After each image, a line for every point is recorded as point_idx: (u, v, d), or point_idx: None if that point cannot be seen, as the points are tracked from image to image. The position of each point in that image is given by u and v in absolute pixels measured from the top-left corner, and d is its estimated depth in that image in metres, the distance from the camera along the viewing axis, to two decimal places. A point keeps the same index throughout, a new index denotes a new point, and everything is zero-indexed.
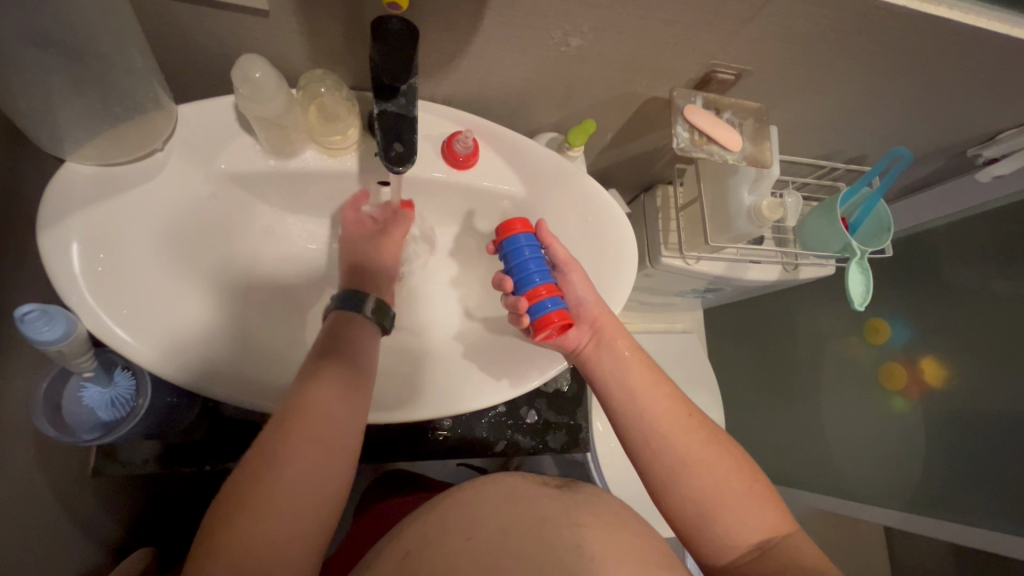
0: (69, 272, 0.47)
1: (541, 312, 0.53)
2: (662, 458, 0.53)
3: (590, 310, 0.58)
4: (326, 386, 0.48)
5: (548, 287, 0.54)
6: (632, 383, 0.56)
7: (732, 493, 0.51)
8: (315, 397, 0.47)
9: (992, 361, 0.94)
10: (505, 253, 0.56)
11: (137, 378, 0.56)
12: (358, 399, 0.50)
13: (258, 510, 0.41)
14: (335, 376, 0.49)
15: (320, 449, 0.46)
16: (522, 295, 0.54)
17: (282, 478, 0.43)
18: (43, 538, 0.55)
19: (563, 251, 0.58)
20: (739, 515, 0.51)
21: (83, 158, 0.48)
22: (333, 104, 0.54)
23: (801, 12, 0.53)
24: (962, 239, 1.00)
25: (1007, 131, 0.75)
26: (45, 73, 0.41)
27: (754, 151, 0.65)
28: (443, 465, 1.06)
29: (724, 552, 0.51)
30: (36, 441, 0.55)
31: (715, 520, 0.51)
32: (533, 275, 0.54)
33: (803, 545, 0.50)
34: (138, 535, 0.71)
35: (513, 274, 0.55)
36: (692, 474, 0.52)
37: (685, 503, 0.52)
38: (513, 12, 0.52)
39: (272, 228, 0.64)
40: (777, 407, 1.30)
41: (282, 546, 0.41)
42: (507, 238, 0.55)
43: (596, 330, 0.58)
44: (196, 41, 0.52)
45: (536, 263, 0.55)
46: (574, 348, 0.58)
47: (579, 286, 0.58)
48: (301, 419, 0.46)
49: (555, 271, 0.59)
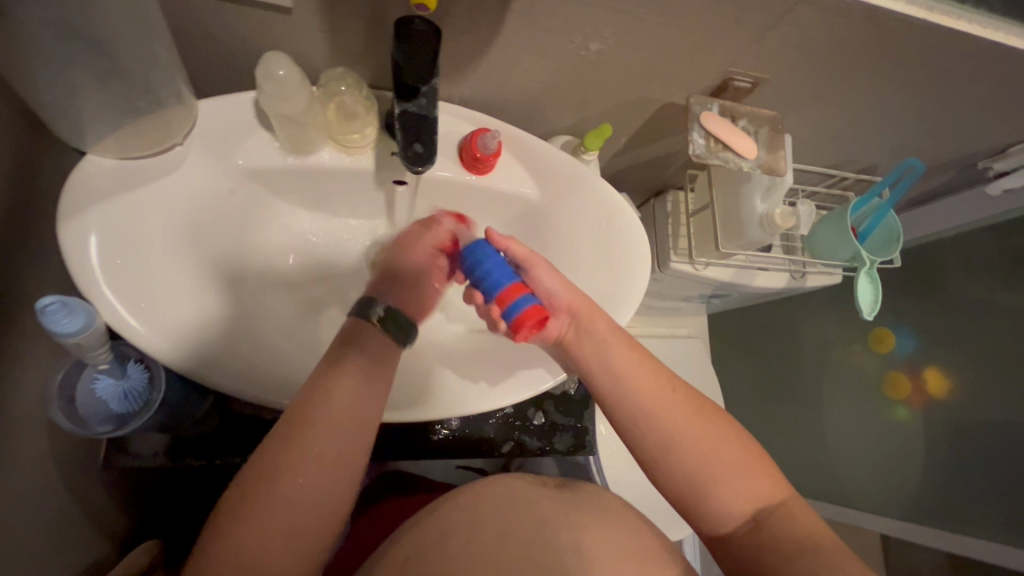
0: (87, 263, 0.47)
1: (515, 311, 0.51)
2: (649, 436, 0.52)
3: (562, 298, 0.57)
4: (344, 379, 0.47)
5: (516, 287, 0.52)
6: (613, 362, 0.55)
7: (724, 468, 0.51)
8: (330, 395, 0.46)
9: (997, 371, 0.94)
10: (468, 263, 0.55)
11: (150, 370, 0.56)
12: (374, 399, 0.48)
13: (264, 512, 0.41)
14: (352, 375, 0.48)
15: (327, 455, 0.44)
16: (492, 301, 0.53)
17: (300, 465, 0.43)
18: (52, 528, 0.55)
19: (522, 249, 0.58)
20: (734, 487, 0.50)
21: (103, 150, 0.49)
22: (352, 103, 0.55)
23: (822, 22, 0.53)
24: (968, 251, 1.01)
25: (1017, 145, 0.76)
26: (71, 65, 0.41)
27: (768, 159, 0.65)
28: (445, 465, 1.05)
29: (720, 523, 0.51)
30: (48, 431, 0.55)
31: (711, 495, 0.50)
32: (498, 278, 0.53)
33: (802, 513, 0.50)
34: (143, 526, 0.71)
35: (479, 282, 0.54)
36: (680, 449, 0.51)
37: (678, 477, 0.52)
38: (536, 15, 0.52)
39: (286, 224, 0.64)
40: (779, 413, 1.30)
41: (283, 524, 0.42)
42: (469, 249, 0.55)
43: (573, 316, 0.57)
44: (217, 36, 0.52)
45: (498, 268, 0.53)
46: (555, 338, 0.57)
47: (545, 278, 0.58)
48: (313, 418, 0.45)
49: (519, 270, 0.59)
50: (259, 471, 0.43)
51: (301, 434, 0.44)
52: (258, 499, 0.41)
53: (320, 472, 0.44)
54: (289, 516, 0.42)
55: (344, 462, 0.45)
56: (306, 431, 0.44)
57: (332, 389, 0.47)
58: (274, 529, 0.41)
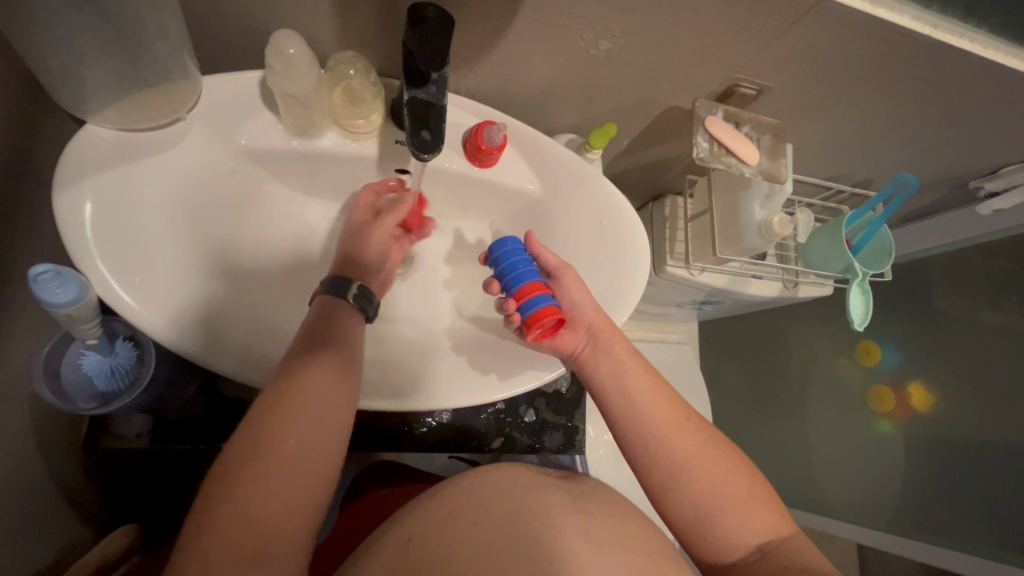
0: (81, 234, 0.46)
1: (532, 309, 0.52)
2: (660, 461, 0.53)
3: (586, 314, 0.58)
4: (322, 371, 0.48)
5: (538, 285, 0.53)
6: (627, 384, 0.56)
7: (730, 497, 0.51)
8: (305, 384, 0.47)
9: (981, 389, 0.96)
10: (496, 253, 0.55)
11: (139, 348, 0.55)
12: (348, 388, 0.49)
13: (241, 502, 0.40)
14: (328, 362, 0.49)
15: (306, 447, 0.44)
16: (511, 295, 0.53)
17: (280, 457, 0.43)
18: (30, 505, 0.54)
19: (553, 258, 0.58)
20: (738, 516, 0.51)
21: (104, 120, 0.48)
22: (359, 87, 0.54)
23: (829, 33, 0.54)
24: (956, 269, 1.02)
25: (1009, 166, 0.77)
26: (77, 31, 0.41)
27: (770, 166, 0.65)
28: (432, 459, 1.05)
29: (724, 552, 0.51)
30: (32, 405, 0.54)
31: (714, 522, 0.51)
32: (523, 274, 0.53)
33: (802, 545, 0.51)
34: (123, 509, 0.70)
35: (503, 276, 0.54)
36: (691, 477, 0.52)
37: (684, 506, 0.52)
38: (548, 10, 0.52)
39: (283, 207, 0.64)
40: (764, 422, 1.31)
41: (264, 519, 0.41)
42: (496, 242, 0.55)
43: (591, 334, 0.58)
44: (225, 12, 0.51)
45: (524, 265, 0.54)
46: (570, 352, 0.58)
47: (573, 291, 0.58)
48: (286, 406, 0.45)
49: (548, 278, 0.59)
50: (238, 462, 0.42)
51: (275, 422, 0.44)
52: (235, 489, 0.40)
53: (302, 465, 0.44)
54: (267, 505, 0.41)
55: (320, 451, 0.45)
56: (286, 425, 0.44)
57: (305, 379, 0.47)
58: (252, 520, 0.40)
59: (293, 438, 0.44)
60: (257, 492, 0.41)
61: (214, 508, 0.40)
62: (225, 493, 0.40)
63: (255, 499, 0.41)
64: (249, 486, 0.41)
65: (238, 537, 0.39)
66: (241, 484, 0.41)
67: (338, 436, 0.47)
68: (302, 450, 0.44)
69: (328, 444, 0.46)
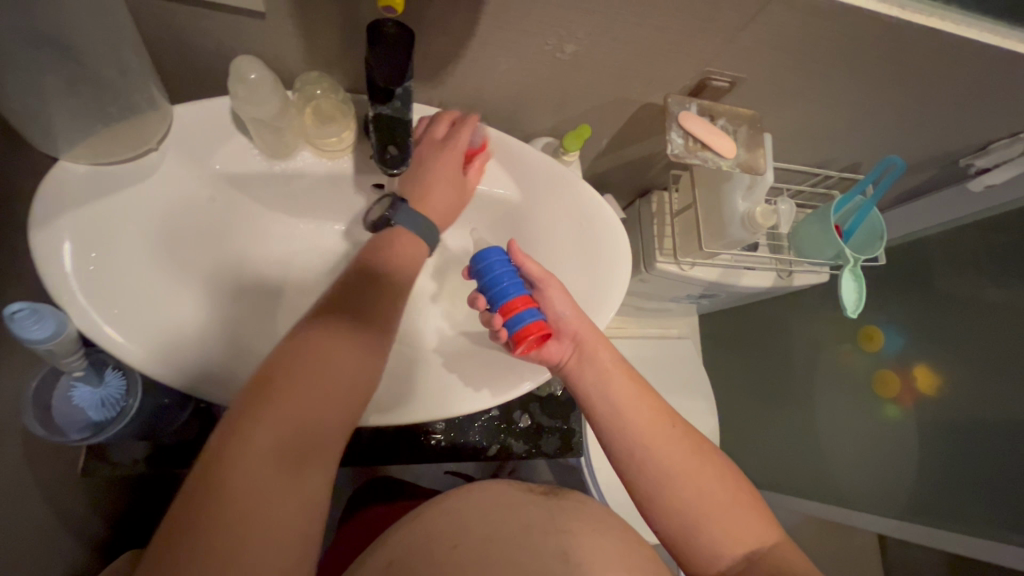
0: (62, 271, 0.47)
1: (519, 324, 0.52)
2: (647, 471, 0.52)
3: (571, 324, 0.57)
4: (343, 339, 0.47)
5: (524, 299, 0.53)
6: (613, 392, 0.56)
7: (718, 509, 0.51)
8: (331, 352, 0.45)
9: (987, 369, 0.94)
10: (477, 268, 0.54)
11: (128, 378, 0.56)
12: (370, 371, 0.48)
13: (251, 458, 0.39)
14: (352, 333, 0.48)
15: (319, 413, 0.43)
16: (497, 311, 0.53)
17: (292, 417, 0.42)
18: (33, 539, 0.55)
19: (537, 268, 0.56)
20: (725, 527, 0.50)
21: (76, 156, 0.49)
22: (328, 108, 0.55)
23: (795, 20, 0.53)
24: (955, 247, 1.01)
25: (998, 142, 0.76)
26: (39, 73, 0.41)
27: (747, 158, 0.65)
28: (434, 470, 1.05)
29: (711, 563, 0.50)
30: (25, 440, 0.55)
31: (699, 532, 0.51)
32: (507, 289, 0.53)
33: (790, 554, 0.51)
34: (128, 537, 0.71)
35: (487, 291, 0.54)
36: (678, 487, 0.51)
37: (669, 516, 0.51)
38: (509, 17, 0.52)
39: (266, 228, 0.64)
40: (772, 413, 1.30)
41: (266, 479, 0.39)
42: (479, 254, 0.54)
43: (577, 343, 0.57)
44: (190, 41, 0.52)
45: (509, 277, 0.53)
46: (556, 363, 0.57)
47: (557, 302, 0.57)
48: (305, 375, 0.43)
49: (532, 288, 0.57)
50: (251, 413, 0.41)
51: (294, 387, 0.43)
52: (246, 443, 0.40)
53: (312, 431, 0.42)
54: (272, 462, 0.40)
55: (330, 425, 0.44)
56: (300, 382, 0.43)
57: (330, 344, 0.46)
58: (258, 478, 0.39)
59: (309, 399, 0.43)
60: (263, 448, 0.40)
61: (222, 460, 0.39)
62: (234, 445, 0.39)
63: (263, 455, 0.40)
64: (255, 439, 0.40)
65: (243, 496, 0.38)
66: (250, 438, 0.40)
67: (354, 408, 0.46)
68: (315, 417, 0.43)
69: (344, 412, 0.45)
